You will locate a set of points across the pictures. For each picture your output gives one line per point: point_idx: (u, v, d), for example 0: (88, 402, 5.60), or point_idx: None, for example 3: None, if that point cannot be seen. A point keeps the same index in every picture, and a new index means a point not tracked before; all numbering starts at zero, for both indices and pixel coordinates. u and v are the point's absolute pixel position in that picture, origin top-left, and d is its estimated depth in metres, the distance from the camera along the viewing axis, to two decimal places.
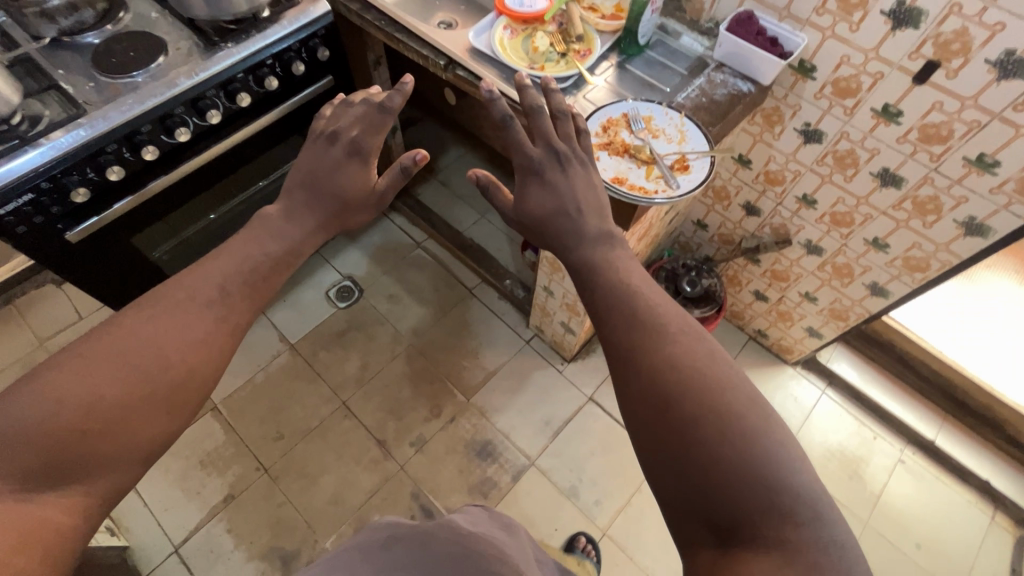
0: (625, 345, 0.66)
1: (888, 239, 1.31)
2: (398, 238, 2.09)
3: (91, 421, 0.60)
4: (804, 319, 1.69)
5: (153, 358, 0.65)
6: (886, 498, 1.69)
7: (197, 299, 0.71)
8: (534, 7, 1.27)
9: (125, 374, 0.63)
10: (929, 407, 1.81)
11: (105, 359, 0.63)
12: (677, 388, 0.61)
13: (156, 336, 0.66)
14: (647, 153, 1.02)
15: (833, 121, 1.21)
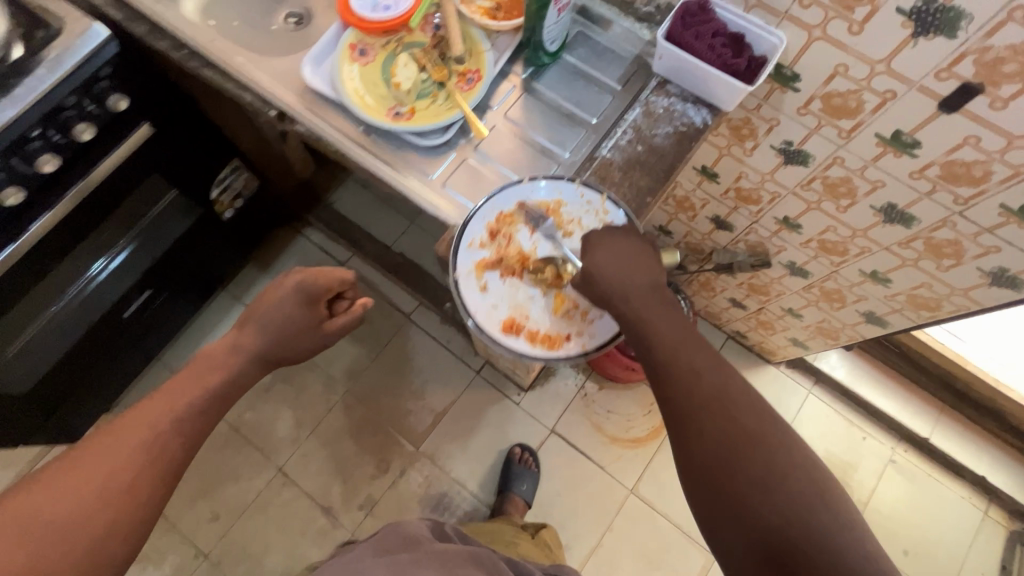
0: (675, 397, 0.59)
1: (890, 274, 1.03)
2: (319, 259, 1.78)
3: (56, 543, 0.60)
4: (787, 331, 1.45)
5: (119, 473, 0.65)
6: (875, 504, 1.57)
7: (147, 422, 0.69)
8: (395, 9, 0.88)
9: (94, 490, 0.63)
10: (925, 398, 1.63)
11: (70, 482, 0.63)
12: (737, 449, 0.55)
13: (117, 456, 0.66)
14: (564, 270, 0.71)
15: (823, 143, 0.87)
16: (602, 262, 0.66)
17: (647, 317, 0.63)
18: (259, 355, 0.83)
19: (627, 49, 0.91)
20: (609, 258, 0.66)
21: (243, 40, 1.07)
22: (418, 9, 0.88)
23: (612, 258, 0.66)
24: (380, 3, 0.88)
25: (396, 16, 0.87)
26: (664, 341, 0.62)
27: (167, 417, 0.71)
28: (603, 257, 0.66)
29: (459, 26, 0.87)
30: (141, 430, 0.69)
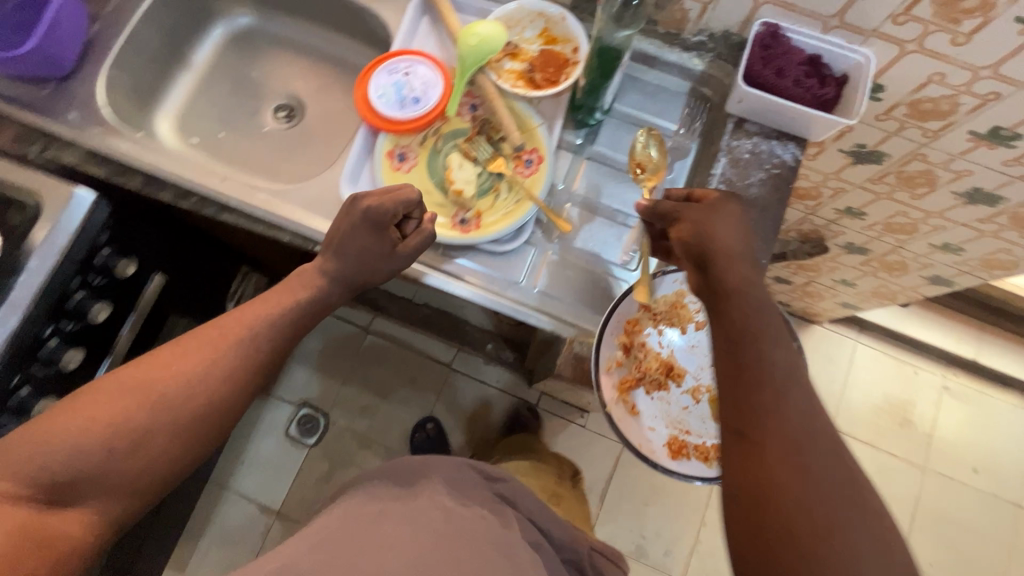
0: (770, 399, 0.51)
1: (964, 244, 1.01)
2: (343, 328, 1.68)
3: (92, 448, 0.58)
4: (837, 297, 1.45)
5: (168, 393, 0.62)
6: (938, 433, 1.63)
7: (201, 350, 0.66)
8: (425, 101, 0.77)
9: (144, 402, 0.61)
10: (964, 321, 1.68)
11: (121, 390, 0.61)
12: (816, 475, 0.48)
13: (171, 373, 0.63)
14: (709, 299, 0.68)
15: (903, 142, 0.83)
16: (713, 234, 0.59)
17: (757, 310, 0.55)
18: (341, 285, 0.72)
19: (679, 84, 0.84)
20: (729, 230, 0.59)
21: (238, 153, 0.94)
22: (451, 95, 0.78)
23: (731, 238, 0.59)
24: (408, 95, 0.77)
25: (430, 107, 0.77)
26: (773, 343, 0.54)
27: (213, 370, 0.65)
28: (718, 229, 0.59)
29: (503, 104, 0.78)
30: (199, 355, 0.65)
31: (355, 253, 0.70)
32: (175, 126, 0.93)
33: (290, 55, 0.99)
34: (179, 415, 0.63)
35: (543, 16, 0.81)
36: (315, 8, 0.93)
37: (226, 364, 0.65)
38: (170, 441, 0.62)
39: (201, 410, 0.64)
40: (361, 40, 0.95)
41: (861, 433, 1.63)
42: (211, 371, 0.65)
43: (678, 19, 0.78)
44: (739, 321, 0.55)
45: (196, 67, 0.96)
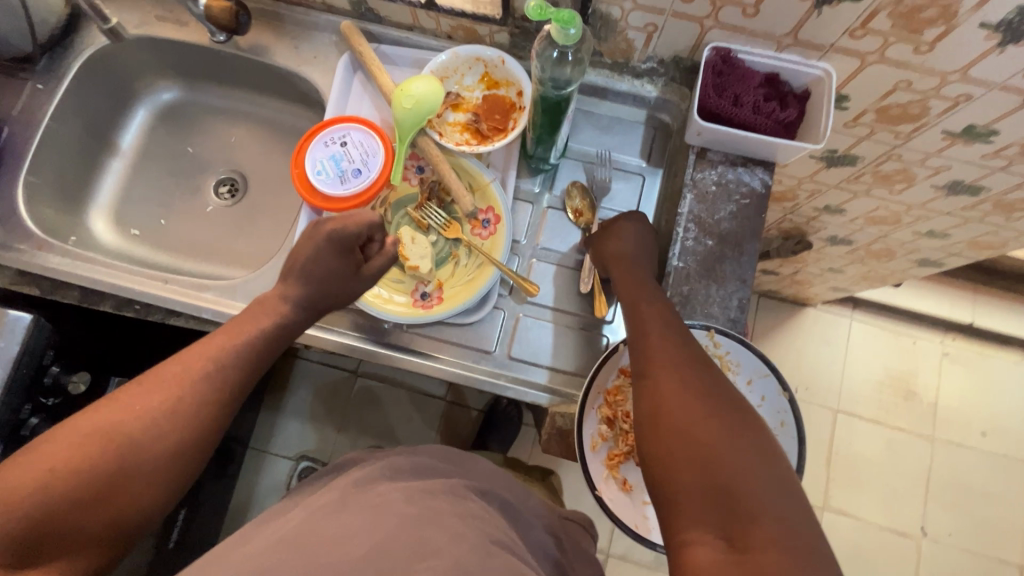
0: (656, 338, 0.54)
1: (949, 230, 0.98)
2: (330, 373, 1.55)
3: (53, 504, 0.48)
4: (827, 283, 1.41)
5: (137, 431, 0.53)
6: (943, 401, 1.61)
7: (173, 381, 0.56)
8: (367, 172, 0.73)
9: (109, 445, 0.51)
10: (957, 285, 1.65)
11: (78, 433, 0.51)
12: (703, 391, 0.48)
13: (145, 404, 0.54)
14: None
15: (875, 145, 0.78)
16: (614, 236, 0.67)
17: (638, 278, 0.62)
18: (306, 312, 0.65)
19: (634, 112, 0.79)
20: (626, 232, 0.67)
21: (181, 239, 0.88)
22: (394, 162, 0.73)
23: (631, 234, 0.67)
24: (347, 167, 0.72)
25: (374, 178, 0.72)
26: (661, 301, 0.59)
27: (191, 401, 0.56)
28: (616, 239, 0.67)
29: (449, 165, 0.73)
30: (171, 387, 0.56)
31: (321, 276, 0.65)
32: (111, 220, 0.87)
33: (223, 124, 0.93)
34: (153, 461, 0.53)
35: (479, 60, 0.75)
36: (241, 74, 0.87)
37: (200, 398, 0.56)
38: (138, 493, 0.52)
39: (176, 449, 0.54)
40: (294, 101, 0.89)
41: (866, 411, 1.61)
42: (183, 406, 0.55)
43: (623, 49, 0.73)
44: (629, 290, 0.61)
45: (126, 153, 0.90)
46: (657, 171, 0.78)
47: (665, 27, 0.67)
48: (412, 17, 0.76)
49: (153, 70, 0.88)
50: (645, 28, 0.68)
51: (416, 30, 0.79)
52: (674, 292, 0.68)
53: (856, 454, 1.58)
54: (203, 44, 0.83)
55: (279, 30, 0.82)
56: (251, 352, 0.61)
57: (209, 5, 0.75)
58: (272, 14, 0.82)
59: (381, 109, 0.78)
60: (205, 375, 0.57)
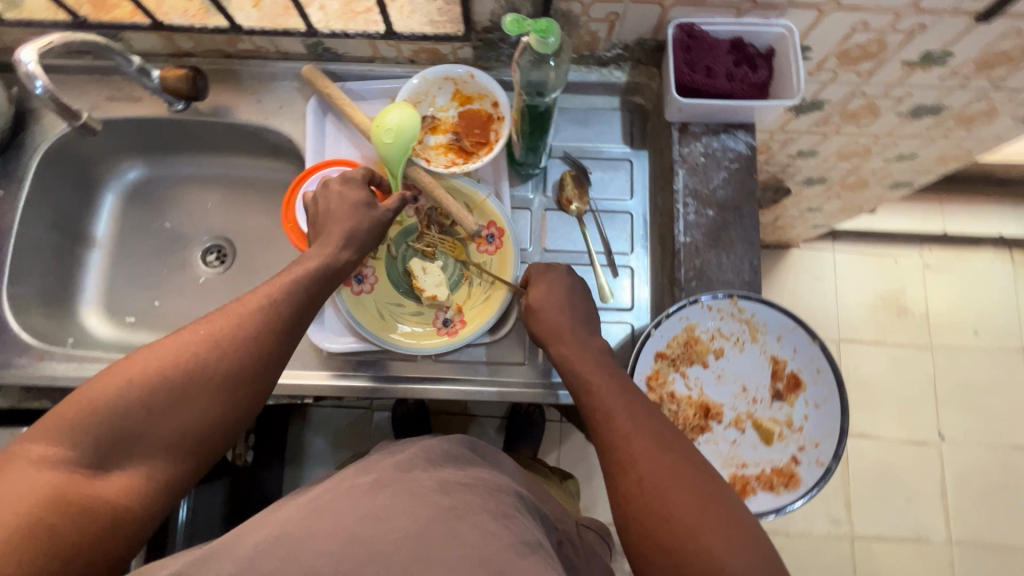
0: (620, 429, 0.54)
1: (917, 151, 1.02)
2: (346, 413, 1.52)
3: (134, 409, 0.51)
4: (807, 222, 1.45)
5: (207, 358, 0.54)
6: (933, 310, 1.68)
7: (241, 317, 0.57)
8: None
9: (182, 365, 0.53)
10: (923, 199, 1.72)
11: (160, 353, 0.54)
12: (676, 491, 0.50)
13: (207, 327, 0.56)
14: (718, 330, 0.65)
15: (841, 87, 0.81)
16: (545, 310, 0.64)
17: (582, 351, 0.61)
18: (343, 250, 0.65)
19: (607, 100, 0.80)
20: (549, 305, 0.64)
21: (180, 316, 0.86)
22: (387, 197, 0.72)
23: (553, 298, 0.65)
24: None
25: None
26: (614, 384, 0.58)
27: (249, 323, 0.57)
28: (545, 311, 0.64)
29: (443, 189, 0.72)
30: (238, 318, 0.57)
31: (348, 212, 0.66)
32: (105, 313, 0.84)
33: (196, 191, 0.90)
34: (215, 376, 0.54)
35: (449, 79, 0.75)
36: (205, 137, 0.85)
37: (256, 324, 0.57)
38: (206, 422, 0.53)
39: (240, 382, 0.55)
40: (265, 154, 0.87)
41: (866, 335, 1.67)
42: (250, 339, 0.56)
43: (587, 41, 0.73)
44: (572, 373, 0.60)
45: (102, 241, 0.87)
46: (641, 152, 0.79)
47: (627, 13, 0.68)
48: (372, 49, 0.76)
49: (113, 152, 0.85)
50: (607, 18, 0.69)
51: (377, 61, 0.78)
52: (688, 267, 0.69)
53: (864, 377, 1.65)
54: (161, 115, 0.80)
55: (237, 87, 0.80)
56: (312, 287, 0.61)
57: (163, 76, 0.73)
58: (226, 72, 0.80)
59: (360, 146, 0.77)
60: (270, 311, 0.58)
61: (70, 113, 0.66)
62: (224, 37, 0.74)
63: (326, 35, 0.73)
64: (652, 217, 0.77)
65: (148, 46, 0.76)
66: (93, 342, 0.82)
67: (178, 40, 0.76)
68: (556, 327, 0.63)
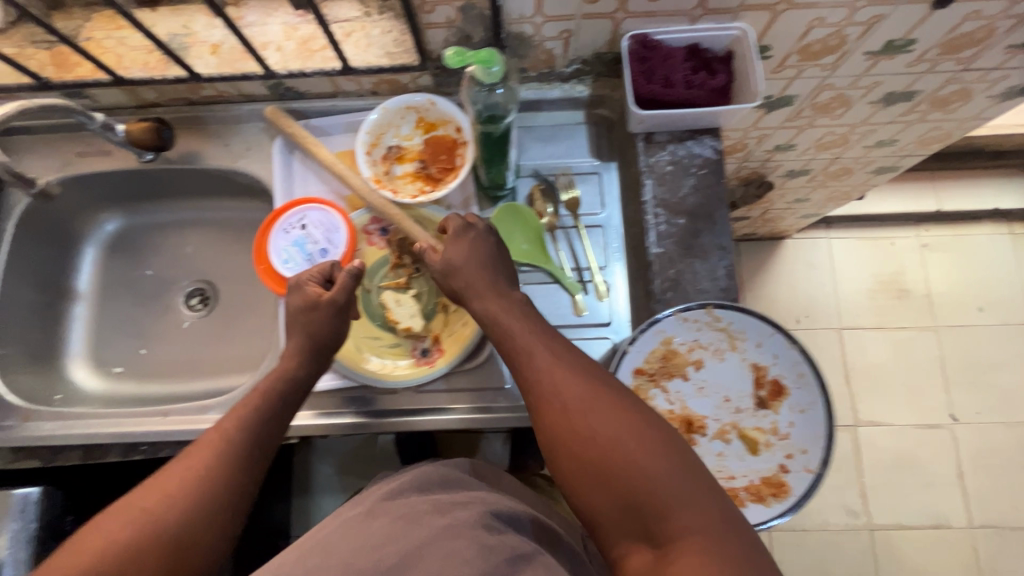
0: (542, 363, 0.53)
1: (896, 137, 1.00)
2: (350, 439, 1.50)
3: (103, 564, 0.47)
4: (797, 213, 1.44)
5: (162, 511, 0.51)
6: (935, 290, 1.65)
7: (204, 454, 0.55)
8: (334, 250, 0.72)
9: (154, 515, 0.50)
10: (916, 179, 1.69)
11: (127, 510, 0.51)
12: (602, 410, 0.49)
13: (191, 465, 0.54)
14: (693, 343, 0.63)
15: (807, 81, 0.80)
16: (455, 268, 0.63)
17: (492, 287, 0.61)
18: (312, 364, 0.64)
19: (571, 115, 0.80)
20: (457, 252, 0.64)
21: (167, 362, 0.86)
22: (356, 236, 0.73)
23: (464, 253, 0.64)
24: (314, 250, 0.72)
25: (343, 252, 0.72)
26: (531, 317, 0.59)
27: (230, 451, 0.56)
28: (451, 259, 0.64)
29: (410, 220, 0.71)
30: (193, 462, 0.54)
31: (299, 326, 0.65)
32: (92, 365, 0.85)
33: (175, 237, 0.91)
34: (196, 512, 0.51)
35: (409, 108, 0.75)
36: (177, 183, 0.85)
37: (236, 452, 0.56)
38: (189, 550, 0.50)
39: (218, 507, 0.53)
40: (240, 196, 0.87)
41: (869, 321, 1.64)
42: (213, 470, 0.54)
43: (544, 60, 0.73)
44: (483, 312, 0.60)
45: (85, 294, 0.88)
46: (610, 164, 0.78)
47: (579, 30, 0.68)
48: (332, 84, 0.76)
49: (91, 206, 0.86)
50: (560, 36, 0.68)
51: (340, 95, 0.78)
52: (663, 278, 0.68)
53: (870, 364, 1.62)
54: (132, 166, 0.81)
55: (204, 132, 0.81)
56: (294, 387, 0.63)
57: (128, 129, 0.73)
58: (192, 118, 0.80)
59: (328, 182, 0.77)
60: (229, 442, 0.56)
61: (26, 181, 0.76)
62: (186, 85, 0.75)
63: (284, 76, 0.73)
64: (625, 229, 0.76)
65: (113, 100, 0.77)
66: (82, 396, 0.82)
67: (141, 92, 0.77)
68: (460, 273, 0.63)
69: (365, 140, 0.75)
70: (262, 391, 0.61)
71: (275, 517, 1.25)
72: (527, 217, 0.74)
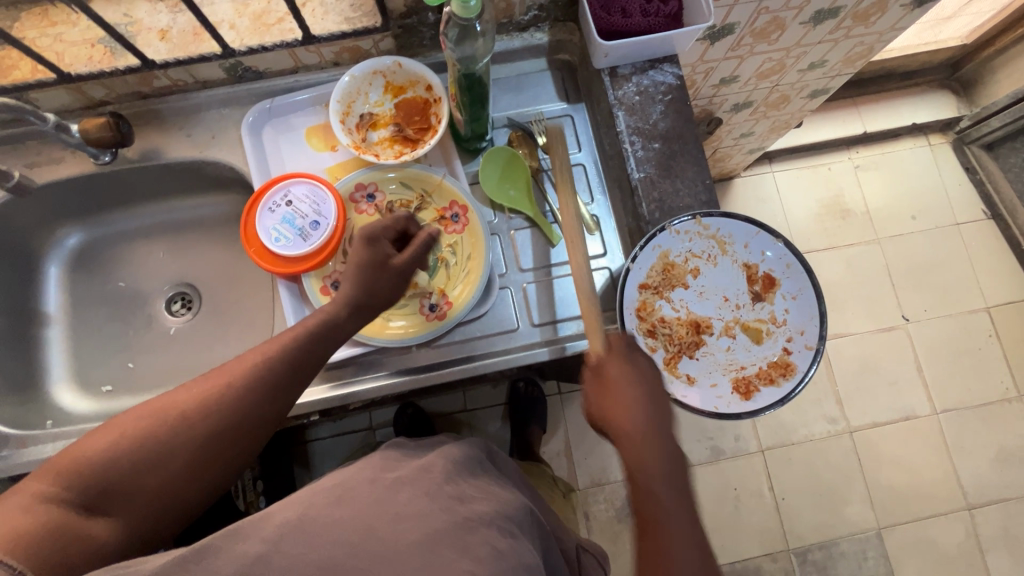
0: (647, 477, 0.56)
1: (825, 57, 1.08)
2: (348, 437, 1.42)
3: (121, 454, 0.53)
4: (743, 149, 1.52)
5: (177, 421, 0.55)
6: (873, 206, 1.79)
7: (231, 391, 0.57)
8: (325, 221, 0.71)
9: (169, 425, 0.54)
10: (841, 107, 1.82)
11: (150, 415, 0.55)
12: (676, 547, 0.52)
13: (205, 390, 0.57)
14: (689, 252, 0.67)
15: (746, 7, 0.85)
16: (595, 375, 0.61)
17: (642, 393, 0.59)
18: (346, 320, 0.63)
19: (534, 63, 0.82)
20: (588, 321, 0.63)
21: (158, 373, 0.83)
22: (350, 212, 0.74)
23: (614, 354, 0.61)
24: (304, 223, 0.71)
25: (333, 223, 0.71)
26: (665, 415, 0.59)
27: (246, 382, 0.57)
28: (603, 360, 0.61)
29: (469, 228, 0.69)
30: (210, 387, 0.57)
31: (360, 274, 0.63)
32: (78, 387, 0.81)
33: (144, 244, 0.87)
34: (206, 426, 0.55)
35: (377, 72, 0.75)
36: (138, 185, 0.82)
37: (253, 386, 0.57)
38: (198, 456, 0.55)
39: (223, 430, 0.56)
40: (209, 190, 0.84)
41: (820, 243, 1.76)
42: (233, 410, 0.57)
43: (504, 9, 0.75)
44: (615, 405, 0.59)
45: (56, 316, 0.83)
46: (579, 105, 0.81)
47: None
48: (293, 59, 0.75)
49: (48, 221, 0.82)
50: None
51: (301, 70, 0.77)
52: (649, 200, 0.71)
53: (828, 282, 1.73)
54: (90, 171, 0.77)
55: (163, 126, 0.77)
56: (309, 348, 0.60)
57: (83, 129, 0.70)
58: (147, 113, 0.77)
59: (306, 158, 0.77)
60: (246, 380, 0.57)
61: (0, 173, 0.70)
62: (138, 77, 0.72)
63: (244, 53, 0.72)
64: (603, 163, 0.79)
65: (58, 102, 0.73)
66: (74, 419, 0.78)
67: (88, 90, 0.73)
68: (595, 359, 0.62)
69: (337, 109, 0.74)
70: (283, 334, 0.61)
71: None
72: (514, 163, 0.76)
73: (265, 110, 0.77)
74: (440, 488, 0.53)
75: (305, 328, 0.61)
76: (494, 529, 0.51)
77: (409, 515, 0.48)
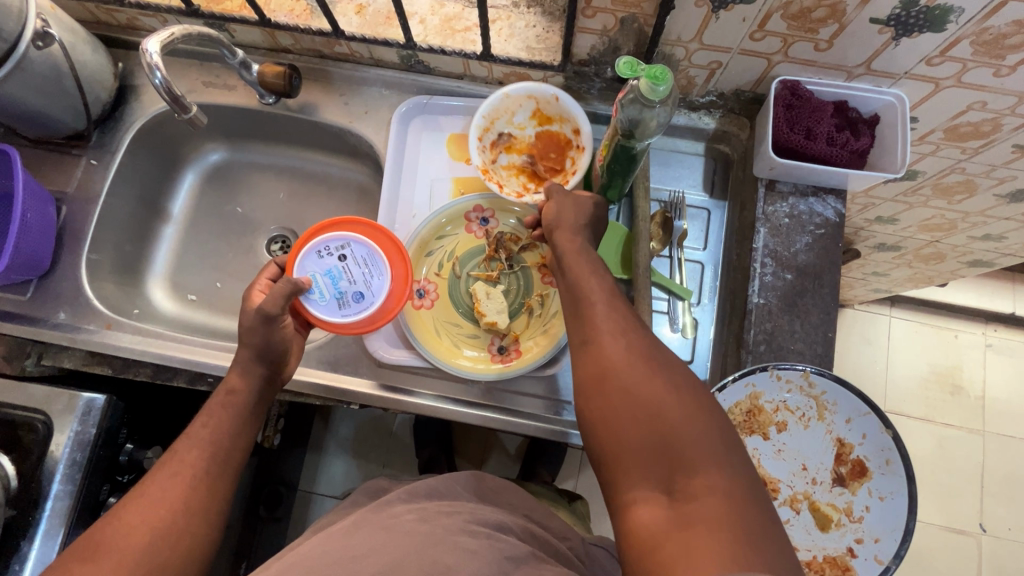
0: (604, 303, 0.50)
1: (1007, 234, 0.96)
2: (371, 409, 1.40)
3: None
4: (870, 285, 1.39)
5: (125, 536, 0.49)
6: (992, 394, 1.58)
7: (174, 485, 0.53)
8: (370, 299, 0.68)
9: (114, 541, 0.49)
10: (998, 278, 1.61)
11: (91, 545, 0.49)
12: (651, 364, 0.45)
13: (147, 492, 0.52)
14: (780, 402, 0.61)
15: (939, 161, 0.77)
16: (563, 225, 0.59)
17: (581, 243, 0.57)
18: (262, 383, 0.62)
19: (692, 145, 0.78)
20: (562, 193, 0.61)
21: (237, 302, 0.87)
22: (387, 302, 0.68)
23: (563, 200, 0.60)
24: (347, 289, 0.68)
25: (379, 303, 0.68)
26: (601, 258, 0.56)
27: (186, 465, 0.55)
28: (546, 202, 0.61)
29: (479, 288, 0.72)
30: (156, 488, 0.53)
31: (255, 349, 0.61)
32: (169, 288, 0.87)
33: (269, 180, 0.92)
34: (156, 523, 0.51)
35: (529, 99, 0.72)
36: (285, 129, 0.86)
37: (195, 465, 0.55)
38: (158, 563, 0.49)
39: (176, 517, 0.52)
40: (343, 155, 0.88)
41: (915, 410, 1.59)
42: (182, 502, 0.52)
43: (683, 85, 0.72)
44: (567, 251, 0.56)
45: (177, 217, 0.90)
46: (722, 203, 0.76)
47: (730, 63, 0.66)
48: (464, 66, 0.76)
49: (203, 134, 0.89)
50: (709, 65, 0.67)
51: (466, 78, 0.78)
52: (758, 330, 0.66)
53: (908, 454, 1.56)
54: (252, 106, 0.82)
55: (327, 88, 0.81)
56: (245, 416, 0.60)
57: (262, 71, 0.75)
58: (319, 71, 0.81)
59: (439, 162, 0.78)
60: (196, 463, 0.55)
61: (181, 106, 0.63)
62: (323, 39, 0.76)
63: (423, 49, 0.73)
64: (724, 270, 0.74)
65: (250, 39, 0.79)
66: (157, 315, 0.84)
67: (279, 37, 0.77)
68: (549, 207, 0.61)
69: (479, 124, 0.73)
70: (221, 406, 0.59)
71: (290, 471, 1.26)
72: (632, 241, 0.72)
73: (420, 104, 0.78)
74: (397, 521, 0.53)
75: (241, 397, 0.60)
76: (463, 535, 0.51)
77: (398, 548, 0.49)
